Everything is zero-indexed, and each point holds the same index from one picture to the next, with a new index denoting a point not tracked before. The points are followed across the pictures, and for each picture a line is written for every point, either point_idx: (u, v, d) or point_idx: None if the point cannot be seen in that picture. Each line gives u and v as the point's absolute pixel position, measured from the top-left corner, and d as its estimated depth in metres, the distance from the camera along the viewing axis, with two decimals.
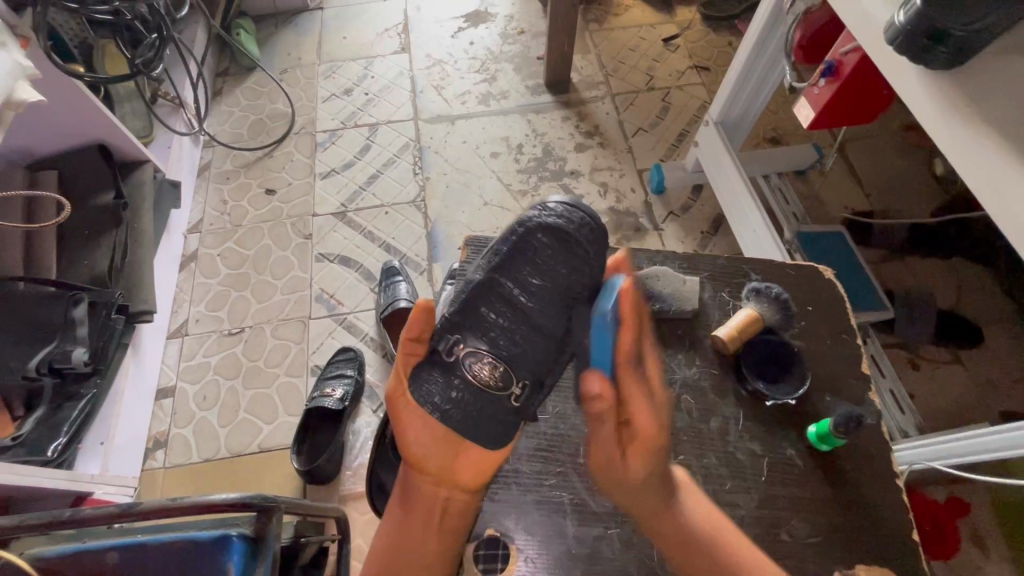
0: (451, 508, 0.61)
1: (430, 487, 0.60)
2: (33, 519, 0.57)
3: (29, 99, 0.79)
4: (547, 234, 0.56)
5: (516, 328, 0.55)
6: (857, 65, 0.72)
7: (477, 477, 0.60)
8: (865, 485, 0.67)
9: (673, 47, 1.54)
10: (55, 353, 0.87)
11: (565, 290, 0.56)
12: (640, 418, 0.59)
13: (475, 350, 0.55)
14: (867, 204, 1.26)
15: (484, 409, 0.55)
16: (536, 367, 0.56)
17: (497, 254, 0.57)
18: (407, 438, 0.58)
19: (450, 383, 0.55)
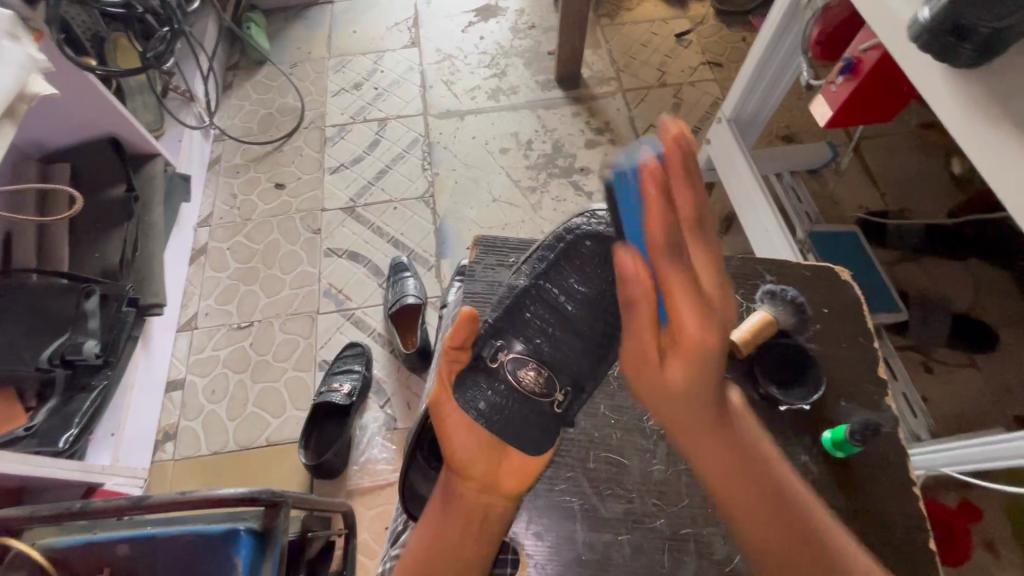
0: (492, 515, 0.56)
1: (472, 494, 0.55)
2: (45, 510, 0.57)
3: (42, 93, 0.79)
4: (593, 242, 0.57)
5: (563, 338, 0.57)
6: (876, 63, 0.71)
7: (517, 479, 0.57)
8: (879, 493, 0.66)
9: (686, 42, 1.52)
10: (66, 345, 0.87)
11: (613, 297, 0.57)
12: (688, 324, 0.50)
13: (519, 358, 0.57)
14: (882, 204, 1.24)
15: (527, 415, 0.56)
16: (579, 374, 0.58)
17: (542, 261, 0.58)
18: (453, 442, 0.56)
19: (499, 390, 0.56)
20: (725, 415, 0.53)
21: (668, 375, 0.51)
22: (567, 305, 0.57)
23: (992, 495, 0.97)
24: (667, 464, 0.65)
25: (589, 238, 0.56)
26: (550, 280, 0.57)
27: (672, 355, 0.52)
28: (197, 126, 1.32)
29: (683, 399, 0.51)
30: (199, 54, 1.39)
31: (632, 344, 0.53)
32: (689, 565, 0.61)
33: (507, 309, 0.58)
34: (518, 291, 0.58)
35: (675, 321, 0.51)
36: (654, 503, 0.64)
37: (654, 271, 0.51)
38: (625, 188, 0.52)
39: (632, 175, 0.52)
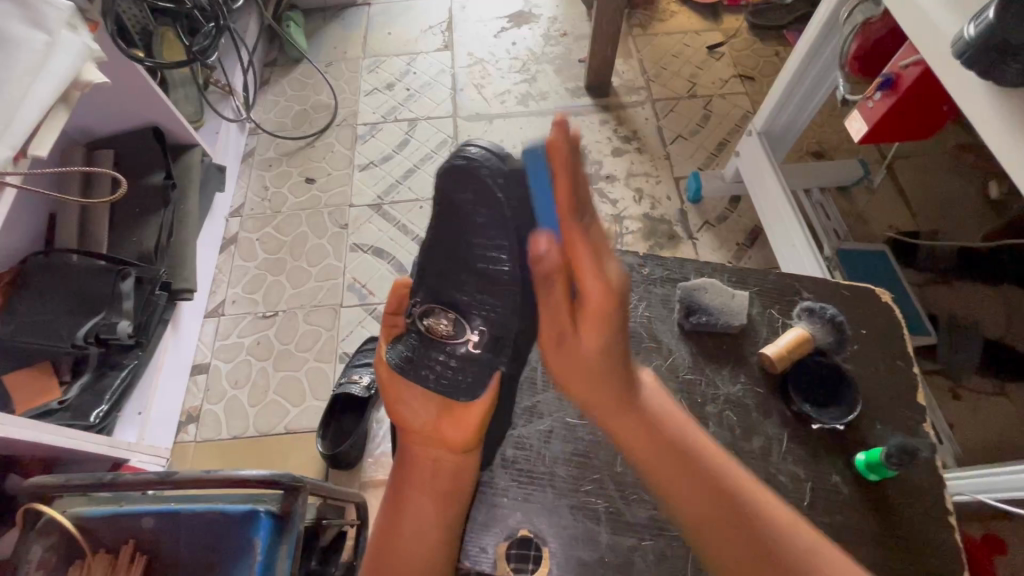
0: (443, 466, 0.63)
1: (420, 448, 0.63)
2: (77, 479, 0.60)
3: (95, 82, 0.83)
4: (462, 184, 0.56)
5: (476, 284, 0.59)
6: (916, 78, 0.70)
7: (461, 433, 0.63)
8: (911, 517, 0.65)
9: (719, 55, 1.52)
10: (101, 324, 0.91)
11: (510, 233, 0.56)
12: (591, 281, 0.52)
13: (433, 311, 0.61)
14: (915, 225, 1.21)
15: (446, 358, 0.61)
16: (503, 319, 0.59)
17: (434, 219, 0.60)
18: (397, 404, 0.64)
19: (426, 349, 0.62)
20: (629, 367, 0.58)
21: (582, 339, 0.56)
22: (467, 252, 0.58)
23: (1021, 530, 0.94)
24: None
25: (446, 176, 0.56)
26: (446, 233, 0.59)
27: (584, 321, 0.55)
28: (234, 119, 1.36)
29: (595, 361, 0.57)
30: (241, 49, 1.44)
31: (546, 321, 0.57)
32: None
33: (417, 273, 0.63)
34: (424, 252, 0.62)
35: (580, 291, 0.54)
36: None
37: (563, 263, 0.53)
38: (534, 168, 0.51)
39: (534, 165, 0.51)
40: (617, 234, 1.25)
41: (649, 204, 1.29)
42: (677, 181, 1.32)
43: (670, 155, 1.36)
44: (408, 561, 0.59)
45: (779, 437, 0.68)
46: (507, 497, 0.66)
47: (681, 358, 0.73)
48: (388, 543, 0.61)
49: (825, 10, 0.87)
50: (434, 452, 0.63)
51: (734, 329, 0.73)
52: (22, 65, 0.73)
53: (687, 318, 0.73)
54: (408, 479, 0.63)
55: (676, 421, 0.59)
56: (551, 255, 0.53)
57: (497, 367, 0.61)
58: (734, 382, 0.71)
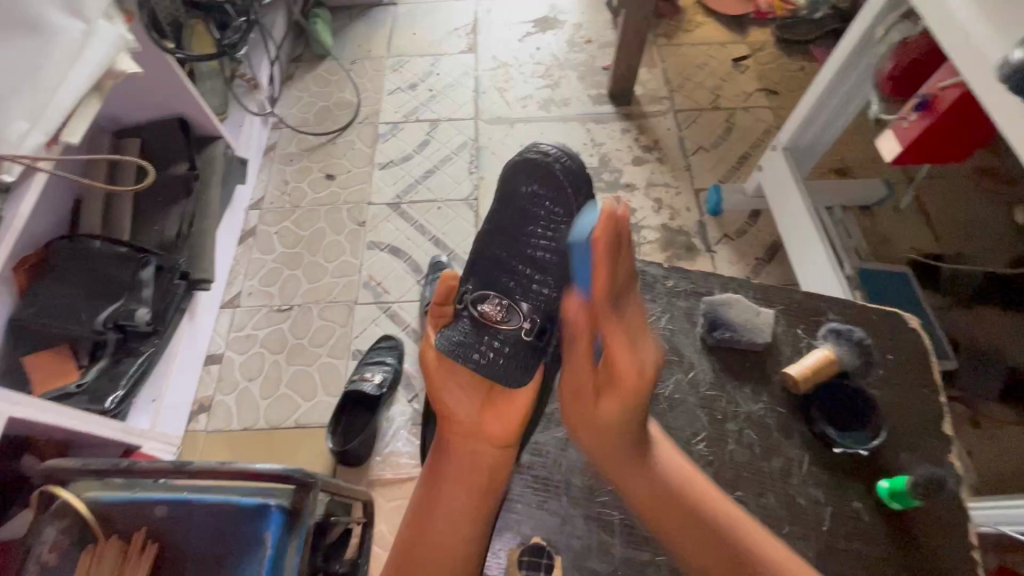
0: (480, 458, 0.62)
1: (459, 439, 0.62)
2: (94, 465, 0.60)
3: (128, 71, 0.85)
4: (534, 177, 0.66)
5: (528, 276, 0.65)
6: (955, 100, 0.69)
7: (505, 426, 0.62)
8: (934, 547, 0.64)
9: (743, 67, 1.51)
10: (121, 312, 0.92)
11: (570, 231, 0.65)
12: (623, 359, 0.53)
13: (488, 296, 0.64)
14: (937, 248, 1.19)
15: (497, 340, 0.62)
16: (553, 311, 0.64)
17: (493, 217, 0.68)
18: (441, 393, 0.62)
19: (478, 334, 0.62)
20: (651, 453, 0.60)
21: (602, 410, 0.57)
22: (522, 246, 0.65)
23: None
24: None
25: (515, 171, 0.67)
26: (505, 226, 0.67)
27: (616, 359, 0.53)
28: (258, 113, 1.37)
29: (616, 428, 0.57)
30: (268, 44, 1.45)
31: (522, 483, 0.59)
32: None
33: (471, 266, 0.67)
34: (480, 248, 0.68)
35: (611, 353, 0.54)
36: None
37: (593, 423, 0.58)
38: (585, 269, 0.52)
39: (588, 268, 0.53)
40: (634, 243, 1.24)
41: (668, 214, 1.28)
42: (697, 193, 1.31)
43: (691, 167, 1.35)
44: (439, 564, 0.58)
45: (803, 459, 0.67)
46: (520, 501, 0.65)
47: (705, 375, 0.72)
48: (417, 547, 0.59)
49: (860, 27, 0.86)
50: (470, 453, 0.62)
51: (758, 348, 0.73)
52: (59, 53, 0.73)
53: (713, 334, 0.72)
54: (443, 476, 0.61)
55: (685, 477, 0.60)
56: (579, 319, 0.56)
57: (542, 355, 0.64)
58: (760, 403, 0.70)
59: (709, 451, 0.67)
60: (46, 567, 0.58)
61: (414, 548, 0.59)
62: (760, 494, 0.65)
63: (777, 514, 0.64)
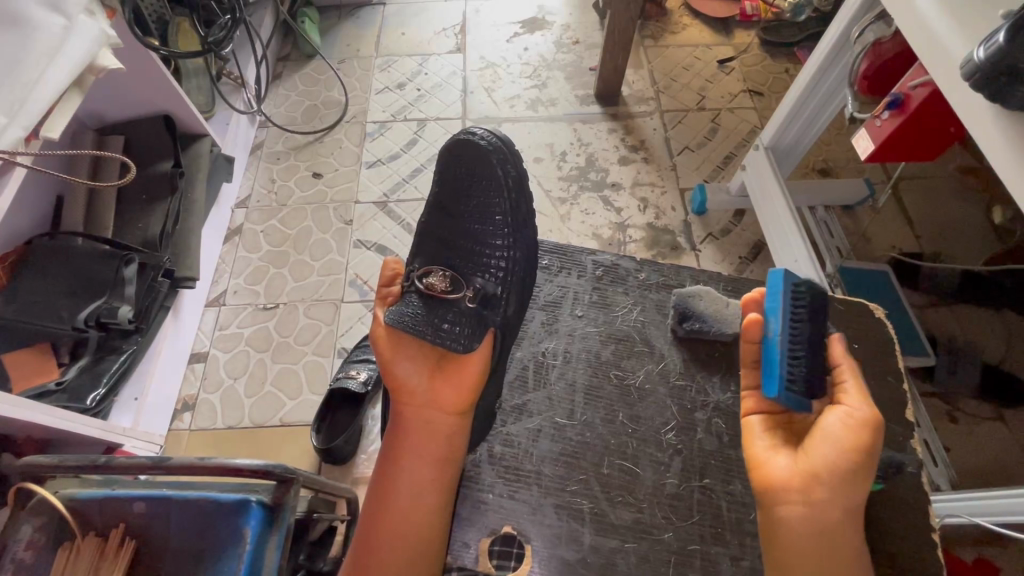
0: (438, 428, 0.63)
1: (412, 410, 0.63)
2: (73, 461, 0.60)
3: (110, 67, 0.84)
4: (466, 154, 0.70)
5: (473, 252, 0.69)
6: (924, 100, 0.70)
7: (458, 394, 0.63)
8: (898, 533, 0.64)
9: (729, 69, 1.53)
10: (103, 309, 0.91)
11: (507, 203, 0.69)
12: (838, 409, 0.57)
13: (434, 272, 0.68)
14: (917, 247, 1.22)
15: (441, 312, 0.66)
16: (499, 281, 0.68)
17: (434, 197, 0.72)
18: (393, 366, 0.64)
19: (425, 306, 0.66)
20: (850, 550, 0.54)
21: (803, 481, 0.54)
22: (465, 226, 0.70)
23: (1014, 556, 0.93)
24: (680, 478, 0.65)
25: (452, 153, 0.70)
26: (445, 205, 0.71)
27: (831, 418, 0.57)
28: (245, 111, 1.37)
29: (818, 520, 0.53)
30: (255, 43, 1.45)
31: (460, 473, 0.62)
32: None
33: (417, 247, 0.72)
34: (426, 227, 0.72)
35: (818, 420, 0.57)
36: (663, 514, 0.63)
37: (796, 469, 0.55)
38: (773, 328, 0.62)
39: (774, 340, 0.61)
40: (619, 242, 1.25)
41: (653, 213, 1.29)
42: (682, 192, 1.32)
43: (676, 166, 1.36)
44: (403, 540, 0.58)
45: None
46: (490, 493, 0.64)
47: (675, 365, 0.73)
48: (378, 523, 0.59)
49: (837, 27, 0.88)
50: (424, 423, 0.63)
51: (726, 340, 0.73)
52: (37, 47, 0.73)
53: (682, 325, 0.73)
54: (400, 451, 0.61)
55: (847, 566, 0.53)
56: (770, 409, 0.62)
57: (489, 321, 0.66)
58: (729, 391, 0.71)
59: (678, 440, 0.67)
60: (22, 565, 0.59)
61: (375, 528, 0.58)
62: (727, 481, 0.65)
63: (744, 502, 0.64)
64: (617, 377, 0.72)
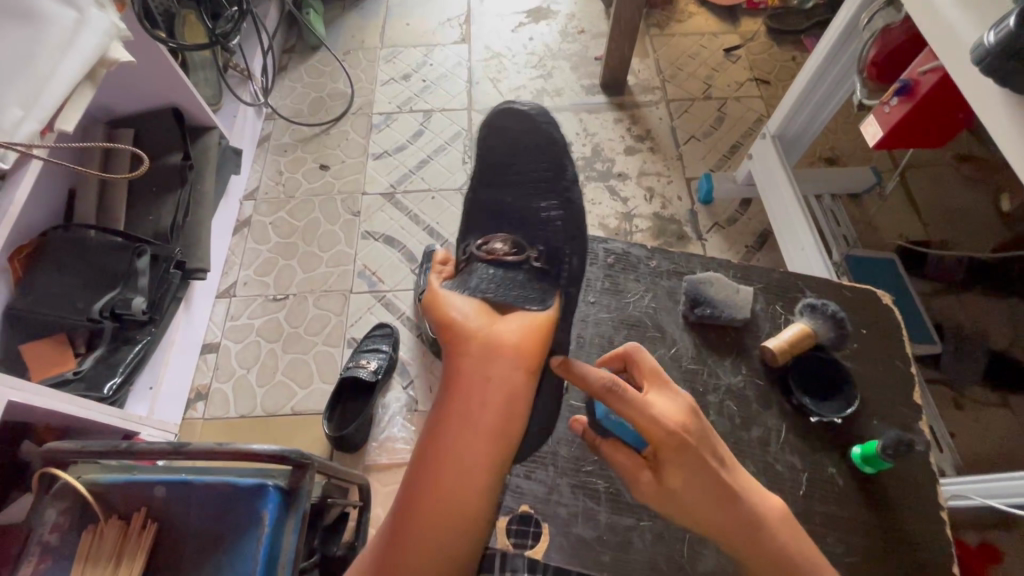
0: (513, 381, 0.53)
1: (480, 358, 0.53)
2: (94, 446, 0.62)
3: (120, 60, 0.85)
4: (504, 127, 0.68)
5: (529, 220, 0.67)
6: (934, 85, 0.70)
7: (531, 346, 0.55)
8: (905, 513, 0.65)
9: (735, 57, 1.52)
10: (117, 299, 0.93)
11: (554, 166, 0.67)
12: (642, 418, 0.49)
13: (489, 242, 0.65)
14: (924, 235, 1.22)
15: (506, 275, 0.61)
16: (558, 238, 0.65)
17: (474, 177, 0.70)
18: (452, 315, 0.56)
19: (489, 272, 0.61)
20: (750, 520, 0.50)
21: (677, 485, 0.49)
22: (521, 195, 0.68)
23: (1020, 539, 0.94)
24: None
25: (489, 128, 0.68)
26: (490, 182, 0.69)
27: (665, 462, 0.49)
28: (252, 103, 1.37)
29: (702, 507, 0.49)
30: (261, 35, 1.45)
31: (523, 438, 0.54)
32: (705, 558, 0.61)
33: (465, 229, 0.70)
34: (470, 209, 0.70)
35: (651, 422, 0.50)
36: None
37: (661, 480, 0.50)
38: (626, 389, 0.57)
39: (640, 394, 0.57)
40: (626, 231, 1.25)
41: (660, 203, 1.29)
42: (689, 182, 1.33)
43: (683, 156, 1.36)
44: (458, 512, 0.49)
45: (779, 430, 0.68)
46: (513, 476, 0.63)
47: (687, 350, 0.73)
48: (429, 490, 0.49)
49: (847, 14, 0.87)
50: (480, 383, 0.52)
51: (737, 325, 0.74)
52: (50, 40, 0.74)
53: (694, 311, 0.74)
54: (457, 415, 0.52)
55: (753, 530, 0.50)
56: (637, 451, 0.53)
57: (557, 278, 0.62)
58: (739, 375, 0.71)
59: None
60: (48, 547, 0.61)
61: (415, 494, 0.50)
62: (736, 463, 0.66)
63: None
64: None
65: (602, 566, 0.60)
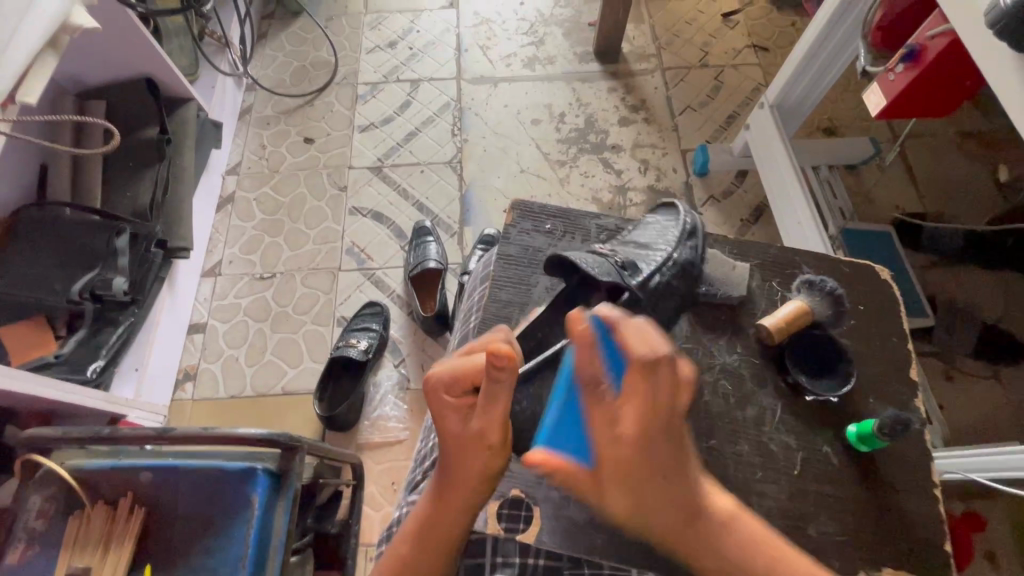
0: (475, 457, 0.51)
1: (458, 423, 0.51)
2: (76, 432, 0.60)
3: (85, 26, 0.80)
4: (664, 208, 0.75)
5: (639, 252, 0.68)
6: (943, 50, 0.67)
7: (495, 429, 0.50)
8: (901, 490, 0.63)
9: (733, 23, 1.47)
10: (96, 281, 0.90)
11: (688, 233, 0.70)
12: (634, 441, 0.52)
13: (601, 252, 0.67)
14: (920, 206, 1.20)
15: (607, 275, 0.63)
16: (651, 263, 0.66)
17: (607, 226, 0.78)
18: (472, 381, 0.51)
19: (597, 266, 0.63)
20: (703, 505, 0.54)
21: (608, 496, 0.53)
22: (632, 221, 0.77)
23: (1002, 507, 0.96)
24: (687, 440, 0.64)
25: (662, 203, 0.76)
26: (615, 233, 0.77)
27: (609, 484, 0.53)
28: (231, 73, 1.31)
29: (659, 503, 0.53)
30: None
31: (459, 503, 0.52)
32: None
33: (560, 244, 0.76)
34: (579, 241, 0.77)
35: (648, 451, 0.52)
36: None
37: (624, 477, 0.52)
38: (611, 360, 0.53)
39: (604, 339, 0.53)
40: (620, 205, 1.23)
41: (654, 175, 1.27)
42: (684, 153, 1.29)
43: (678, 127, 1.33)
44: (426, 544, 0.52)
45: (775, 408, 0.66)
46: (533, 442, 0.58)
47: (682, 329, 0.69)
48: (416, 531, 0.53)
49: None
50: (476, 452, 0.51)
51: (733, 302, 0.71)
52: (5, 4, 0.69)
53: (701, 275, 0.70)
54: (454, 484, 0.52)
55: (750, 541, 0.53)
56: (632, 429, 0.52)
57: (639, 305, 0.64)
58: (735, 353, 0.69)
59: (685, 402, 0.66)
60: (35, 533, 0.60)
61: (417, 553, 0.52)
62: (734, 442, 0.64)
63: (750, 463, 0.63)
64: None
65: (589, 552, 0.59)
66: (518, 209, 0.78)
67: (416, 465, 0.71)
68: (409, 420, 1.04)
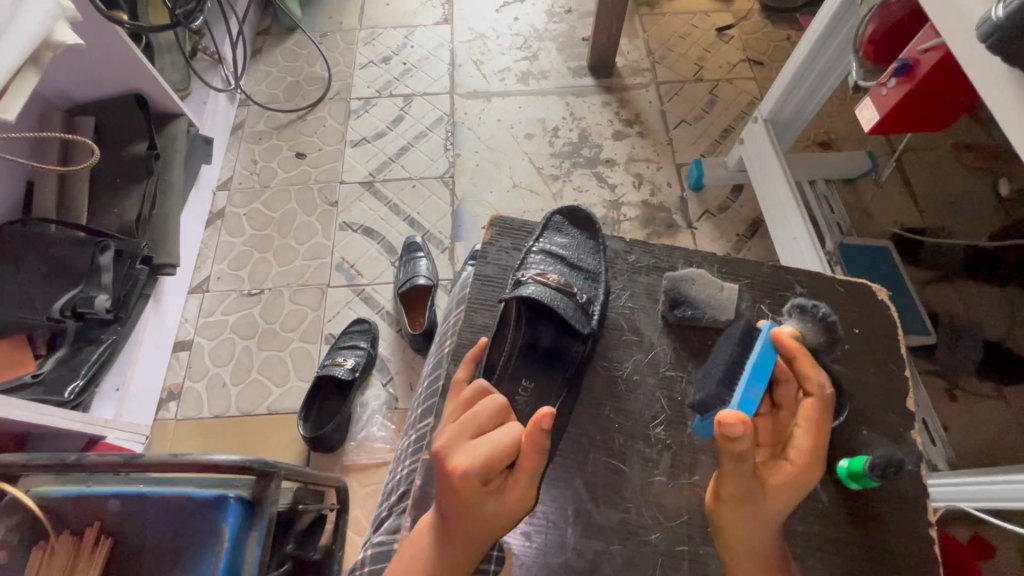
0: (495, 529, 0.45)
1: (484, 499, 0.44)
2: (41, 459, 0.58)
3: (68, 42, 0.80)
4: (564, 212, 0.78)
5: (570, 268, 0.72)
6: (934, 65, 0.66)
7: (523, 497, 0.45)
8: (896, 528, 0.60)
9: (728, 37, 1.46)
10: (79, 298, 0.88)
11: (594, 243, 0.75)
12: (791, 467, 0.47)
13: (537, 271, 0.70)
14: (920, 221, 1.18)
15: (558, 301, 0.66)
16: (583, 280, 0.71)
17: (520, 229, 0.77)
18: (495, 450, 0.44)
19: (549, 296, 0.66)
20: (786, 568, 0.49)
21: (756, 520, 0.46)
22: (547, 226, 0.76)
23: (1009, 534, 0.92)
24: (669, 476, 0.62)
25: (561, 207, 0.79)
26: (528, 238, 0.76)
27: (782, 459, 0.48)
28: (223, 89, 1.31)
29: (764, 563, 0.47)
30: (230, 16, 1.38)
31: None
32: None
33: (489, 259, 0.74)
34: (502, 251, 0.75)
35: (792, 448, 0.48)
36: (649, 515, 0.60)
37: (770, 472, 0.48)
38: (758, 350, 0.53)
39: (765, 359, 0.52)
40: (614, 220, 1.21)
41: (648, 190, 1.25)
42: (678, 168, 1.28)
43: (673, 141, 1.31)
44: None
45: None
46: None
47: (665, 356, 0.68)
48: None
49: None
50: (499, 523, 0.45)
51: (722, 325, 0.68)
52: None
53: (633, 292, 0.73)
54: (461, 558, 0.45)
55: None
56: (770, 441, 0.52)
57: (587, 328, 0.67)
58: None
59: (668, 435, 0.63)
60: None
61: None
62: None
63: None
64: (605, 368, 0.67)
65: None
66: (497, 226, 0.76)
67: (385, 498, 0.71)
68: (396, 441, 1.01)
